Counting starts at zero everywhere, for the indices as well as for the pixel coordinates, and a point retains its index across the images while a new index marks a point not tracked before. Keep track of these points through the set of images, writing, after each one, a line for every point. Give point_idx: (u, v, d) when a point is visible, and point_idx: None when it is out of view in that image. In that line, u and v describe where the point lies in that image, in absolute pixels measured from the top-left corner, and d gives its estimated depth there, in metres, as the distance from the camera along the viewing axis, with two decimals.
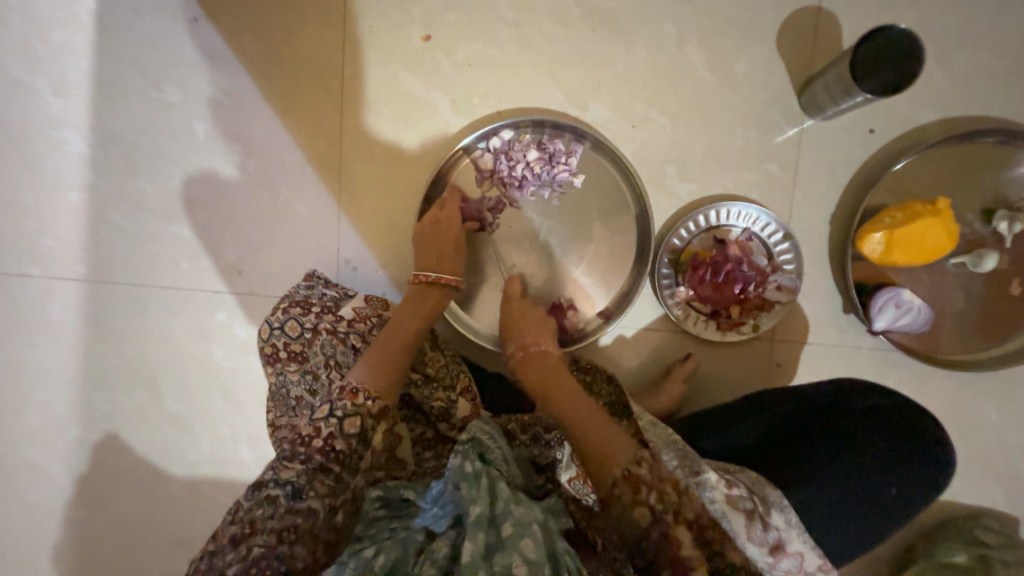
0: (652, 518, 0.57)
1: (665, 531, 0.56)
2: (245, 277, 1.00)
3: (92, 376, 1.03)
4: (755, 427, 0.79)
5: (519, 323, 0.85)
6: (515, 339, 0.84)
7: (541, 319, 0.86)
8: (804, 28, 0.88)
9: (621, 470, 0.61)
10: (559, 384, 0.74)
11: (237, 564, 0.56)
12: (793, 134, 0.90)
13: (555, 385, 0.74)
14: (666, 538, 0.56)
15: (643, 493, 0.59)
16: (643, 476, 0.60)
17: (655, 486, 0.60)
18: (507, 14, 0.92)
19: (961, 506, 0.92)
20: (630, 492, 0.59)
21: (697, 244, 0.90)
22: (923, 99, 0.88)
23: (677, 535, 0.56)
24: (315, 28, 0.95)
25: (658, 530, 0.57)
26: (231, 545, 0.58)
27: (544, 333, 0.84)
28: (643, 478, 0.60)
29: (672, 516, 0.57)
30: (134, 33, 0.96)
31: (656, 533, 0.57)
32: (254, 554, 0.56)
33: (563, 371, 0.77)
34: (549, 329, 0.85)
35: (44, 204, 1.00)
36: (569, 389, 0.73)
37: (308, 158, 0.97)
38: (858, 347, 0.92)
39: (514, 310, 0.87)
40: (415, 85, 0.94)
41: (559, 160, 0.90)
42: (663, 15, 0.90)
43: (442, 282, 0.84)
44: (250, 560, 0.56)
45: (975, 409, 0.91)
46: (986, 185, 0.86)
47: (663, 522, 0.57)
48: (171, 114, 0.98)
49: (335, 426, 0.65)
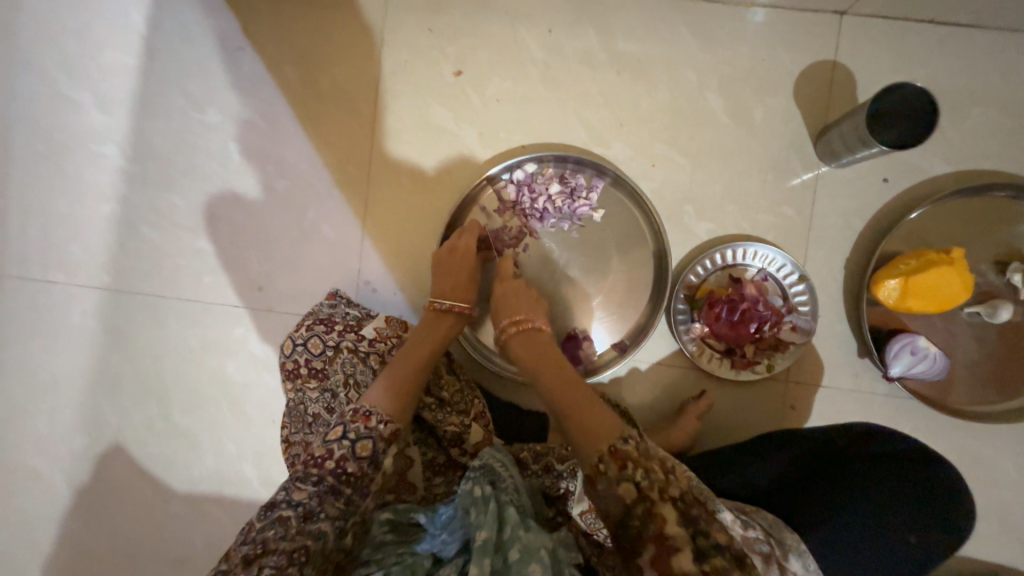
0: (637, 496, 0.56)
1: (650, 509, 0.56)
2: (265, 293, 1.02)
3: (105, 384, 1.03)
4: (775, 468, 0.78)
5: (513, 300, 0.81)
6: (508, 313, 0.80)
7: (531, 295, 0.83)
8: (820, 81, 0.92)
9: (607, 444, 0.60)
10: (549, 362, 0.72)
11: None
12: (809, 179, 0.92)
13: (549, 367, 0.72)
14: (651, 515, 0.55)
15: (629, 471, 0.58)
16: (630, 452, 0.59)
17: (642, 463, 0.58)
18: (537, 56, 0.96)
19: (980, 563, 0.90)
20: (617, 469, 0.58)
21: (712, 281, 0.92)
22: (936, 152, 0.90)
23: (663, 512, 0.55)
24: (353, 60, 0.99)
25: (643, 508, 0.56)
26: (243, 566, 0.58)
27: (537, 312, 0.80)
28: (631, 455, 0.59)
29: (658, 494, 0.56)
30: (181, 57, 1.01)
31: (641, 510, 0.56)
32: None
33: (554, 348, 0.75)
34: (541, 307, 0.82)
35: (76, 213, 1.03)
36: (557, 364, 0.72)
37: (336, 181, 1.01)
38: (873, 392, 0.92)
39: (506, 289, 0.83)
40: (445, 117, 0.98)
41: (580, 195, 0.93)
42: (685, 63, 0.94)
43: (455, 310, 0.84)
44: None
45: (993, 462, 0.90)
46: (998, 237, 0.87)
47: (648, 500, 0.56)
48: (208, 134, 1.02)
49: (347, 448, 0.66)
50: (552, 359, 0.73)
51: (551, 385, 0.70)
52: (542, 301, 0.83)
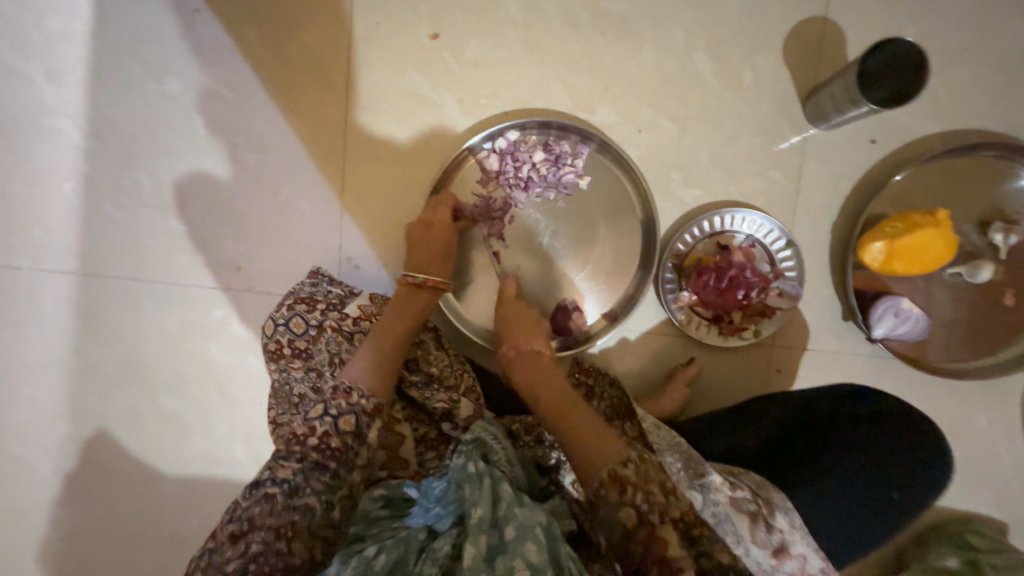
0: (638, 520, 0.56)
1: (651, 532, 0.56)
2: (244, 273, 0.98)
3: (83, 372, 1.00)
4: (756, 432, 0.80)
5: (512, 323, 0.84)
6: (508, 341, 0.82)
7: (530, 319, 0.85)
8: (810, 38, 0.89)
9: (607, 468, 0.60)
10: (549, 384, 0.73)
11: (236, 560, 0.56)
12: (797, 142, 0.91)
13: (545, 390, 0.73)
14: (653, 538, 0.55)
15: (630, 494, 0.58)
16: (630, 477, 0.59)
17: (642, 487, 0.58)
18: (517, 15, 0.91)
19: (955, 512, 0.94)
20: (617, 494, 0.58)
21: (700, 249, 0.91)
22: (924, 111, 0.89)
23: (664, 536, 0.55)
24: (321, 23, 0.93)
25: (644, 531, 0.56)
26: (230, 541, 0.58)
27: (537, 336, 0.82)
28: (631, 479, 0.58)
29: (659, 517, 0.56)
30: (135, 22, 0.94)
31: (642, 534, 0.56)
32: (251, 551, 0.56)
33: (552, 372, 0.76)
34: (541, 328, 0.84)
35: (36, 194, 0.98)
36: (558, 389, 0.73)
37: (311, 154, 0.96)
38: (856, 353, 0.93)
39: (509, 314, 0.85)
40: (422, 84, 0.94)
41: (565, 162, 0.90)
42: (671, 21, 0.90)
43: (430, 284, 0.82)
44: (247, 557, 0.56)
45: (968, 416, 0.93)
46: (982, 197, 0.87)
47: (649, 524, 0.56)
48: (171, 105, 0.96)
49: (329, 425, 0.64)
50: (547, 381, 0.74)
51: (550, 409, 0.69)
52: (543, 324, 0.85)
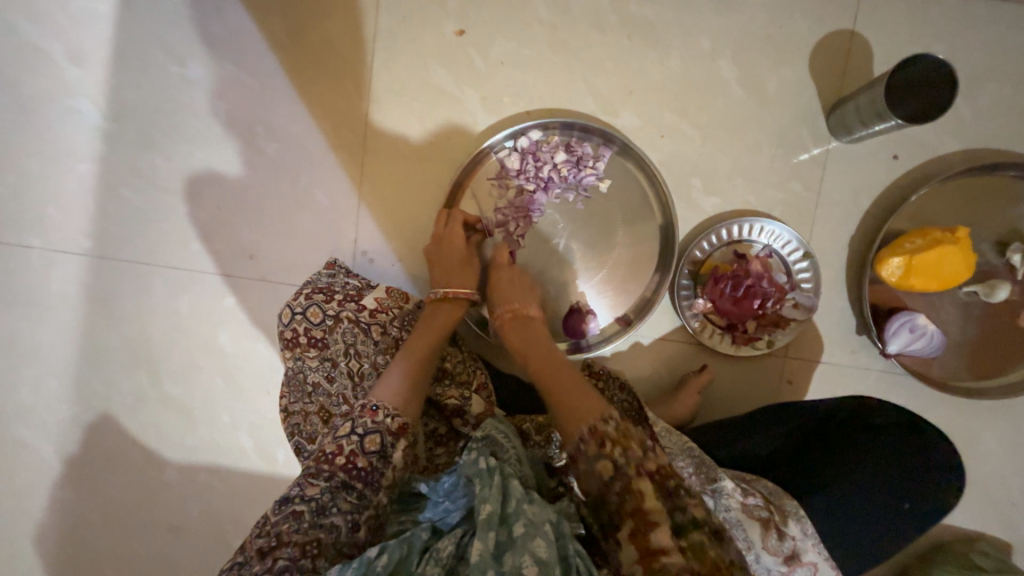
0: (615, 472, 0.55)
1: (627, 484, 0.54)
2: (257, 262, 0.98)
3: (90, 353, 1.00)
4: (769, 441, 0.81)
5: (510, 289, 0.83)
6: (503, 302, 0.82)
7: (527, 287, 0.84)
8: (835, 51, 0.89)
9: (587, 424, 0.59)
10: (538, 351, 0.74)
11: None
12: (818, 155, 0.91)
13: (537, 356, 0.73)
14: (629, 491, 0.54)
15: (608, 449, 0.56)
16: (610, 431, 0.57)
17: (621, 442, 0.57)
18: (544, 15, 0.91)
19: (959, 531, 0.94)
20: (596, 448, 0.57)
21: (717, 257, 0.91)
22: (947, 129, 0.89)
23: (640, 488, 0.54)
24: (348, 14, 0.93)
25: (620, 483, 0.54)
26: (259, 557, 0.57)
27: (530, 299, 0.83)
28: (610, 433, 0.57)
29: (636, 470, 0.55)
30: (161, 5, 0.94)
31: (619, 487, 0.54)
32: (277, 567, 0.55)
33: (545, 338, 0.77)
34: (535, 298, 0.84)
35: (52, 173, 0.97)
36: (549, 353, 0.73)
37: (330, 145, 0.96)
38: (868, 367, 0.93)
39: (501, 275, 0.85)
40: (445, 80, 0.93)
41: (586, 164, 0.90)
42: (699, 29, 0.90)
43: (456, 296, 0.82)
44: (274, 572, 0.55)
45: (977, 434, 0.93)
46: (1000, 217, 0.87)
47: (625, 476, 0.54)
48: (191, 91, 0.95)
49: (355, 444, 0.67)
50: (541, 348, 0.75)
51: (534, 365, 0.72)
52: (535, 292, 0.85)
